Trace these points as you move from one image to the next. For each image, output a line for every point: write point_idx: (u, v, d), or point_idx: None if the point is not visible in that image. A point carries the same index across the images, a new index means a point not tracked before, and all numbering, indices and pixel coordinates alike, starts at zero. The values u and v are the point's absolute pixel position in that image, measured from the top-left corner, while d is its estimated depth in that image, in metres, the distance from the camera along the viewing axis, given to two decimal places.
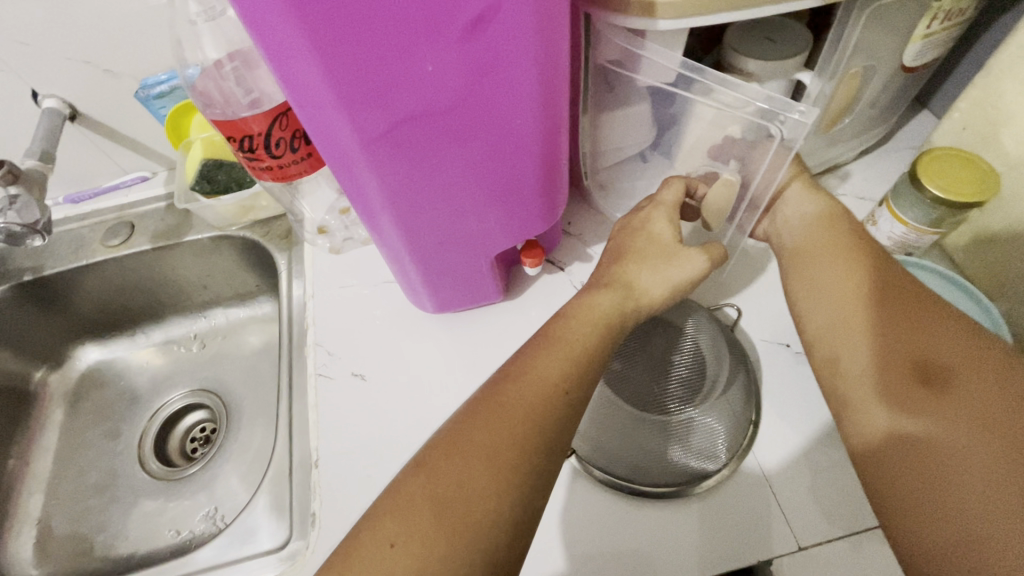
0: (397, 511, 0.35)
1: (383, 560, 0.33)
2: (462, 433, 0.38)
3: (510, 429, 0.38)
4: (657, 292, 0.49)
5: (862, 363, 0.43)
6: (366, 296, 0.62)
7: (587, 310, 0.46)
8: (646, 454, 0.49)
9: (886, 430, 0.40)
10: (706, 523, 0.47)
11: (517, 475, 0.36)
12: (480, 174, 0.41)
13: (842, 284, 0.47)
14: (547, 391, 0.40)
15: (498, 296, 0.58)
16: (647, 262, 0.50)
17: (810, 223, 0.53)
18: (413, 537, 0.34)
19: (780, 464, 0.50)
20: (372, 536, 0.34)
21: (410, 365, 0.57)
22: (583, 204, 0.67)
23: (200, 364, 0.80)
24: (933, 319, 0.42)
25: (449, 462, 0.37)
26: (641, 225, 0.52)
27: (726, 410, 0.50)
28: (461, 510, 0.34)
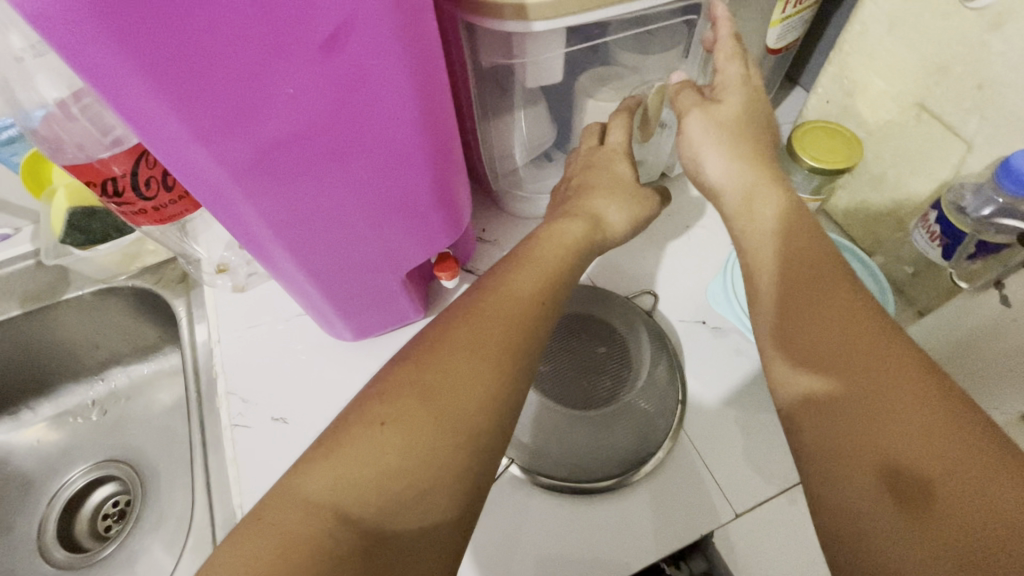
0: (385, 396, 0.35)
1: (372, 440, 0.33)
2: (446, 332, 0.38)
3: (494, 328, 0.38)
4: (621, 222, 0.50)
5: (822, 457, 0.33)
6: (278, 333, 0.58)
7: (554, 235, 0.46)
8: (585, 453, 0.49)
9: (808, 410, 0.35)
10: (649, 510, 0.48)
11: (503, 376, 0.36)
12: (370, 192, 0.39)
13: (794, 340, 0.37)
14: (524, 299, 0.40)
15: (418, 315, 0.56)
16: (612, 194, 0.50)
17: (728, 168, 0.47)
18: (402, 417, 0.33)
19: (711, 438, 0.51)
20: (360, 417, 0.34)
21: (334, 400, 0.54)
22: (493, 208, 0.66)
23: (103, 433, 0.72)
24: (904, 396, 0.31)
25: (436, 357, 0.36)
26: (602, 162, 0.52)
27: (654, 394, 0.51)
28: (448, 395, 0.35)
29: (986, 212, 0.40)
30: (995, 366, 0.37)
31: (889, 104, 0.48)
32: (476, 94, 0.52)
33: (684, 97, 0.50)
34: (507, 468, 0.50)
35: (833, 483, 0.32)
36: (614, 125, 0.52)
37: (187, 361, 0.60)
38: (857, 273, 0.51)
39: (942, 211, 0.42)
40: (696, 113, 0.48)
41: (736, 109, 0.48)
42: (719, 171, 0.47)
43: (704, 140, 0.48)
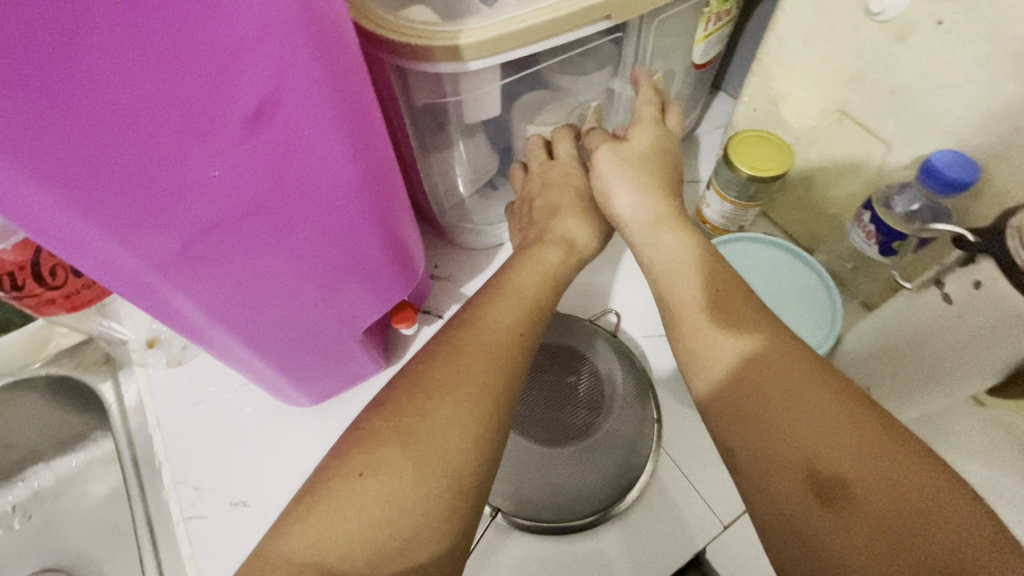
0: (362, 446, 0.33)
1: (351, 492, 0.31)
2: (424, 373, 0.36)
3: (476, 364, 0.36)
4: (589, 242, 0.50)
5: (752, 452, 0.33)
6: (226, 407, 0.53)
7: (530, 262, 0.45)
8: (571, 488, 0.48)
9: (737, 407, 0.34)
10: (639, 534, 0.48)
11: (489, 414, 0.35)
12: (317, 259, 0.37)
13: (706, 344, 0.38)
14: (501, 333, 0.39)
15: (381, 366, 0.53)
16: (575, 210, 0.50)
17: (637, 201, 0.47)
18: (382, 467, 0.32)
19: (688, 451, 0.52)
20: (337, 472, 0.32)
21: (299, 473, 0.50)
22: (444, 242, 0.64)
23: (30, 542, 0.64)
24: (820, 389, 0.32)
25: (417, 400, 0.34)
26: (556, 176, 0.51)
27: (630, 415, 0.51)
28: (426, 439, 0.33)
29: (914, 207, 0.43)
30: (941, 355, 0.40)
31: (811, 111, 0.51)
32: (413, 133, 0.50)
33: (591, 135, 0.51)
34: (492, 516, 0.48)
35: (764, 476, 0.32)
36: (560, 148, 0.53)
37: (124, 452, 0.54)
38: (803, 272, 0.53)
39: (874, 211, 0.44)
40: (606, 148, 0.49)
41: (643, 146, 0.49)
42: (632, 202, 0.47)
43: (615, 169, 0.48)
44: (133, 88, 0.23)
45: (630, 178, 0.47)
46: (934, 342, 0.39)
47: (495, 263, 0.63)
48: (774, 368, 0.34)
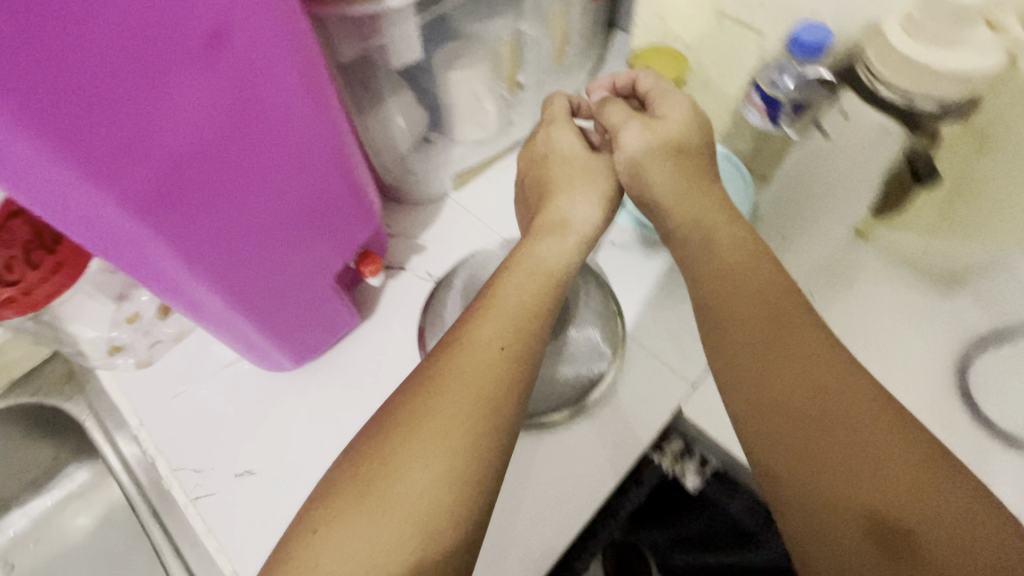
0: (324, 498, 0.34)
1: (312, 546, 0.33)
2: (399, 416, 0.37)
3: (454, 407, 0.37)
4: (593, 219, 0.51)
5: (791, 471, 0.35)
6: (209, 391, 0.54)
7: (523, 262, 0.47)
8: (549, 383, 0.53)
9: (765, 419, 0.37)
10: (622, 410, 0.53)
11: (467, 450, 0.36)
12: (279, 204, 0.39)
13: (733, 319, 0.40)
14: (482, 364, 0.39)
15: (355, 319, 0.55)
16: (573, 191, 0.52)
17: (659, 180, 0.49)
18: (337, 521, 0.33)
19: (650, 332, 0.56)
20: (303, 524, 0.34)
21: (298, 433, 0.52)
22: (392, 203, 0.66)
23: None
24: (868, 421, 0.34)
25: (386, 438, 0.36)
26: (554, 155, 0.54)
27: (592, 313, 0.56)
28: (393, 495, 0.34)
29: (791, 84, 0.45)
30: None
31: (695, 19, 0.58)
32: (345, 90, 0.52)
33: (611, 113, 0.52)
34: None
35: (804, 498, 0.34)
36: (560, 129, 0.55)
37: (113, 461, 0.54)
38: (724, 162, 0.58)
39: (760, 90, 0.48)
40: (635, 125, 0.50)
41: (674, 126, 0.50)
42: (660, 184, 0.48)
43: (634, 148, 0.50)
44: (96, 18, 0.25)
45: (653, 156, 0.49)
46: None
47: (443, 213, 0.65)
48: (822, 403, 0.35)
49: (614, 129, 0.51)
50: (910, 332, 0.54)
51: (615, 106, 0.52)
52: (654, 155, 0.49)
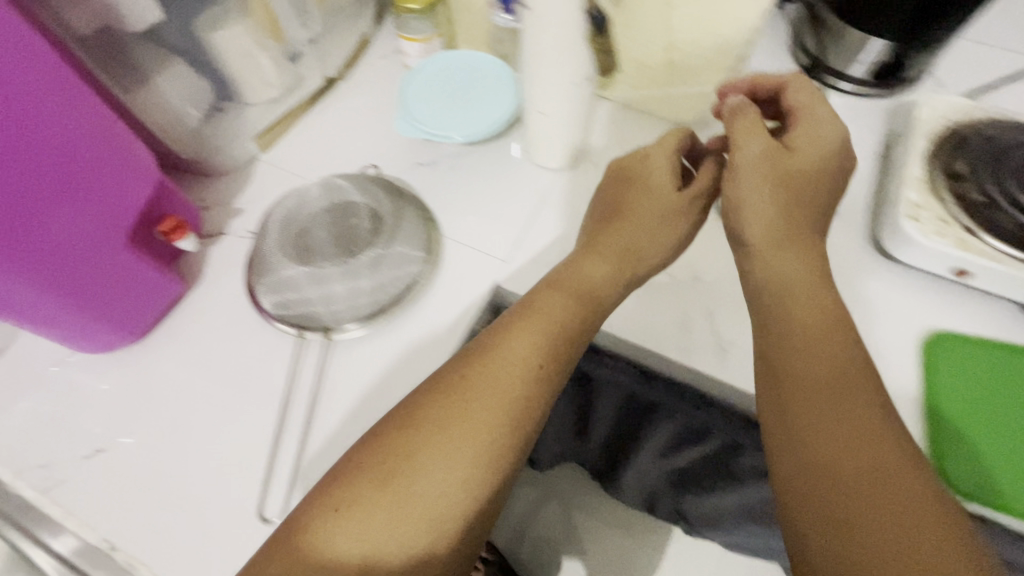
0: (344, 483, 0.40)
1: (331, 523, 0.39)
2: (431, 413, 0.43)
3: (481, 411, 0.42)
4: (664, 248, 0.53)
5: (802, 458, 0.39)
6: (40, 392, 0.53)
7: (563, 285, 0.50)
8: (375, 287, 0.56)
9: (786, 391, 0.42)
10: (449, 297, 0.58)
11: (481, 462, 0.41)
12: (20, 165, 0.41)
13: (801, 322, 0.44)
14: (514, 373, 0.44)
15: (180, 285, 0.57)
16: (654, 234, 0.52)
17: (772, 215, 0.48)
18: (355, 506, 0.39)
19: (464, 229, 0.62)
20: (322, 504, 0.40)
21: (143, 404, 0.52)
22: (204, 178, 0.67)
23: None
24: (903, 485, 0.36)
25: (414, 434, 0.42)
26: (640, 175, 0.54)
27: (404, 221, 0.60)
28: (409, 486, 0.40)
29: None
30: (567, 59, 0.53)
31: None
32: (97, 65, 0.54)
33: (737, 122, 0.51)
34: (322, 343, 0.54)
35: (799, 483, 0.38)
36: (657, 156, 0.54)
37: None
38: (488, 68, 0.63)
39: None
40: (757, 142, 0.49)
41: (806, 161, 0.50)
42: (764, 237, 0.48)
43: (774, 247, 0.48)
44: None
45: (763, 184, 0.49)
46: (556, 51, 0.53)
47: (256, 175, 0.67)
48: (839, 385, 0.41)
49: (738, 148, 0.50)
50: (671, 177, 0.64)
51: (745, 116, 0.50)
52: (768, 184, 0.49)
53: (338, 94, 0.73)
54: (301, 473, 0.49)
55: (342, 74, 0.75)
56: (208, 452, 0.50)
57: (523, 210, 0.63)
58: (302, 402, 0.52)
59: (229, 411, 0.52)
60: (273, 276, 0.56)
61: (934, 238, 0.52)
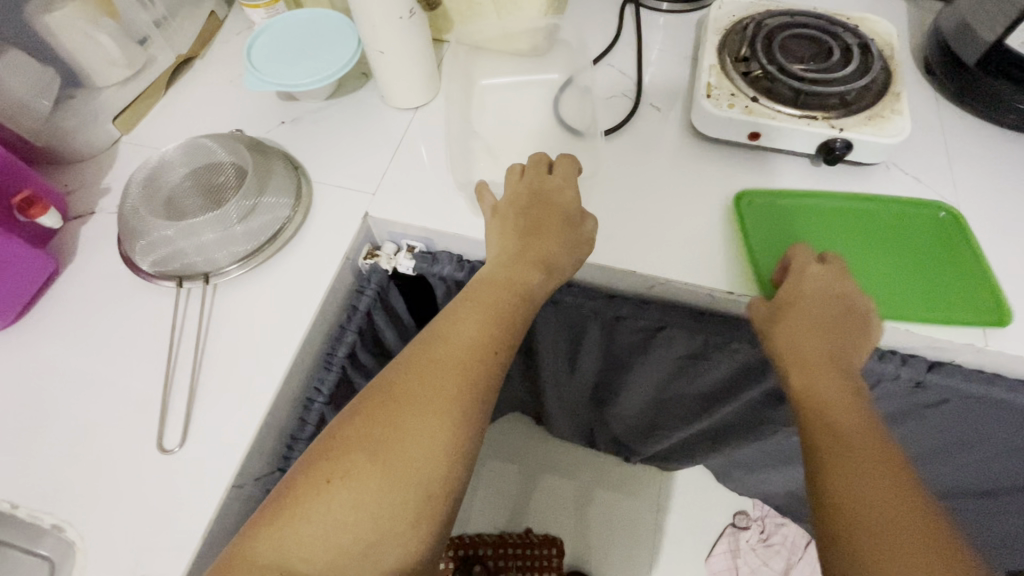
0: (334, 458, 0.43)
1: (324, 495, 0.42)
2: (401, 388, 0.46)
3: (446, 384, 0.46)
4: (572, 259, 0.56)
5: (819, 451, 0.44)
6: None
7: (512, 279, 0.53)
8: (247, 230, 0.59)
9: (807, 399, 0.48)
10: (325, 231, 0.62)
11: (451, 433, 0.45)
12: None
13: (816, 361, 0.49)
14: (471, 348, 0.48)
15: (51, 261, 0.58)
16: (558, 235, 0.56)
17: (820, 342, 0.50)
18: (346, 476, 0.43)
19: (332, 173, 0.66)
20: (311, 478, 0.43)
21: (31, 377, 0.53)
22: (64, 166, 0.67)
23: None
24: (885, 468, 0.41)
25: (392, 408, 0.45)
26: (544, 187, 0.58)
27: (270, 167, 0.64)
28: (394, 458, 0.43)
29: None
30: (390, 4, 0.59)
31: None
32: None
33: (797, 263, 0.55)
34: (207, 287, 0.58)
35: (823, 471, 0.43)
36: (562, 174, 0.59)
37: None
38: (329, 19, 0.68)
39: None
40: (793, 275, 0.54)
41: (823, 286, 0.53)
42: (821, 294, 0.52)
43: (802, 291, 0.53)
44: None
45: (798, 314, 0.52)
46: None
47: (120, 155, 0.68)
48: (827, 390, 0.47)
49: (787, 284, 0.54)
50: (520, 103, 0.71)
51: (802, 266, 0.54)
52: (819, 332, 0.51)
53: (195, 71, 0.75)
54: (197, 405, 0.52)
55: (197, 51, 0.76)
56: (103, 405, 0.51)
57: (385, 148, 0.68)
58: (191, 345, 0.55)
59: (121, 365, 0.54)
60: (144, 237, 0.57)
61: (730, 111, 0.62)
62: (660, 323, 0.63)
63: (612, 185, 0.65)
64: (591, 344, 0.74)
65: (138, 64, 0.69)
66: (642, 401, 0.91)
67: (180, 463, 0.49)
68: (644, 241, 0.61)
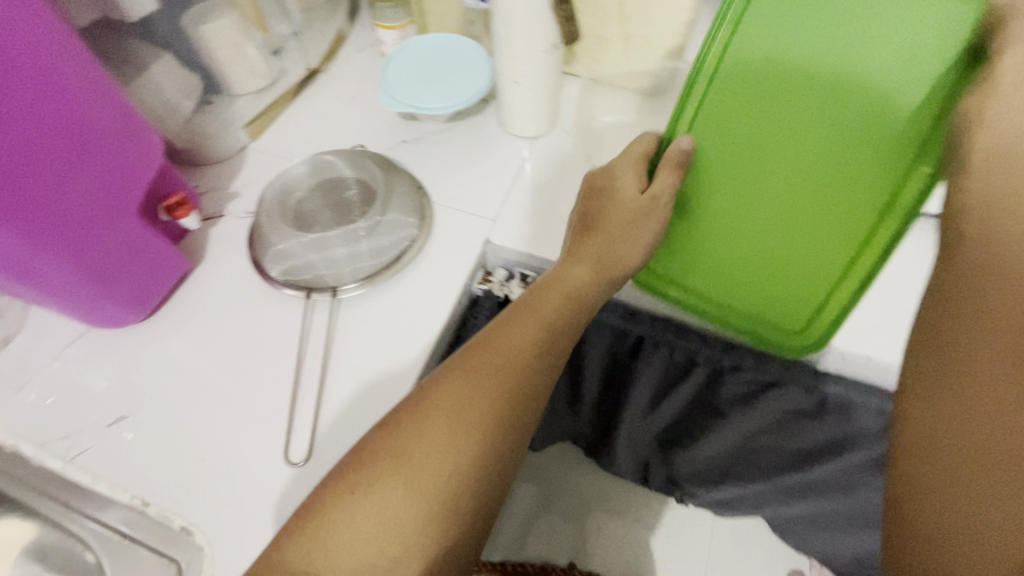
0: (360, 466, 0.42)
1: (351, 504, 0.41)
2: (432, 398, 0.45)
3: (476, 393, 0.45)
4: (633, 257, 0.54)
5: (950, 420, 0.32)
6: (57, 375, 0.55)
7: (555, 285, 0.52)
8: (372, 248, 0.60)
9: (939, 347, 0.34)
10: (444, 254, 0.63)
11: (480, 446, 0.44)
12: (47, 139, 0.44)
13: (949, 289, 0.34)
14: (507, 358, 0.47)
15: (185, 262, 0.59)
16: (617, 228, 0.54)
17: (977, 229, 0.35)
18: (375, 484, 0.41)
19: (451, 195, 0.67)
20: (339, 484, 0.42)
21: (162, 375, 0.55)
22: (195, 166, 0.69)
23: None
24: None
25: (422, 419, 0.44)
26: (605, 178, 0.56)
27: (395, 186, 0.64)
28: (420, 466, 0.42)
29: None
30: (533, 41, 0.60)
31: None
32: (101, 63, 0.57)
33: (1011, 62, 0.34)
34: (330, 302, 0.59)
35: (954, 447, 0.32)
36: (626, 161, 0.55)
37: None
38: (463, 47, 0.69)
39: None
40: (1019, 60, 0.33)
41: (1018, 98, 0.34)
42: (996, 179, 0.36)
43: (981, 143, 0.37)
44: None
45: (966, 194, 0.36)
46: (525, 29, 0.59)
47: (246, 160, 0.70)
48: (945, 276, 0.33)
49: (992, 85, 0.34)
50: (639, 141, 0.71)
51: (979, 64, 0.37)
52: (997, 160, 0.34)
53: (320, 84, 0.77)
54: (320, 420, 0.52)
55: (322, 65, 0.78)
56: (230, 411, 0.52)
57: (503, 175, 0.69)
58: (315, 359, 0.55)
59: (248, 374, 0.54)
60: (276, 245, 0.59)
61: None
62: (775, 379, 0.61)
63: None
64: (679, 398, 0.72)
65: (274, 76, 0.71)
66: (716, 450, 0.87)
67: (303, 478, 0.49)
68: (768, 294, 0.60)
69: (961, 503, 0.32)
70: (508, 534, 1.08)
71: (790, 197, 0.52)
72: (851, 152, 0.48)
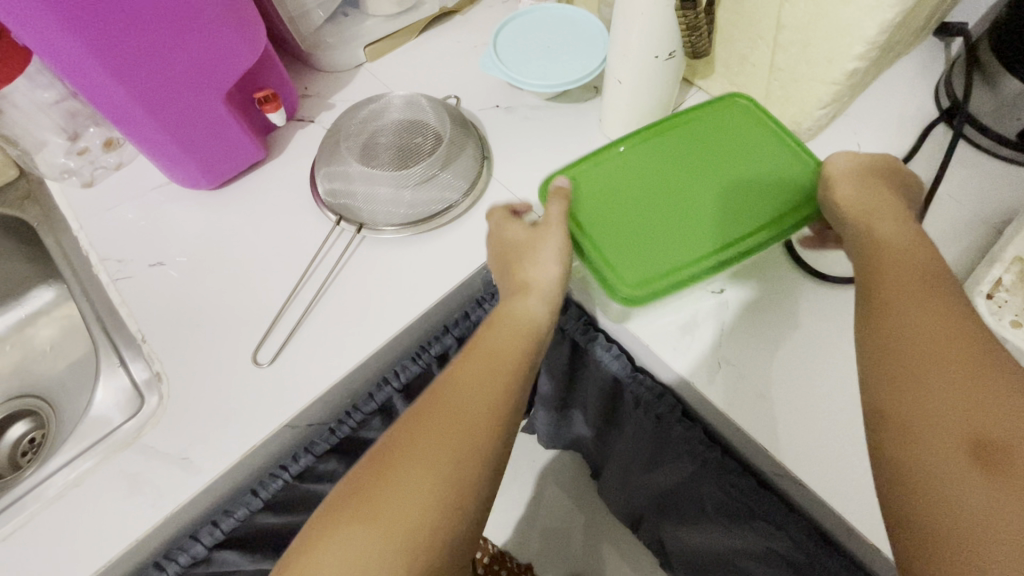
0: (341, 500, 0.38)
1: (331, 545, 0.36)
2: (407, 432, 0.41)
3: (453, 423, 0.41)
4: (557, 269, 0.50)
5: (900, 412, 0.34)
6: (135, 208, 0.64)
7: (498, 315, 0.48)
8: (412, 199, 0.59)
9: (877, 366, 0.37)
10: (476, 231, 0.61)
11: (470, 472, 0.39)
12: (162, 13, 0.49)
13: (896, 311, 0.38)
14: (490, 393, 0.42)
15: (262, 151, 0.65)
16: (529, 251, 0.50)
17: (900, 275, 0.40)
18: (357, 517, 0.37)
19: (512, 176, 0.64)
20: (323, 524, 0.37)
21: (204, 242, 0.62)
22: (312, 69, 0.74)
23: (10, 374, 0.75)
24: (992, 397, 0.32)
25: (399, 451, 0.40)
26: (498, 233, 0.55)
27: (463, 148, 0.62)
28: (400, 496, 0.37)
29: None
30: (650, 45, 0.53)
31: None
32: None
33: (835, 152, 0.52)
34: (358, 234, 0.61)
35: (922, 432, 0.33)
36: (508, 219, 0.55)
37: (70, 259, 0.67)
38: (591, 28, 0.64)
39: None
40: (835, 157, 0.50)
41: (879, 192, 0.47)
42: (867, 189, 0.47)
43: (844, 192, 0.48)
44: None
45: (915, 253, 0.41)
46: (643, 31, 0.52)
47: (355, 79, 0.73)
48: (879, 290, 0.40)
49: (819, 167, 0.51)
50: None
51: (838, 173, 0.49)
52: (909, 254, 0.41)
53: (450, 26, 0.77)
54: (296, 337, 0.55)
55: (460, 7, 0.77)
56: (234, 296, 0.58)
57: None
58: (320, 281, 0.58)
59: (263, 270, 0.59)
60: (331, 163, 0.62)
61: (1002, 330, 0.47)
62: (747, 511, 0.54)
63: (790, 334, 0.53)
64: (665, 475, 0.65)
65: (407, 6, 0.72)
66: (683, 560, 0.76)
67: (259, 380, 0.53)
68: (793, 419, 0.50)
69: (946, 451, 0.31)
70: (518, 532, 0.99)
71: (664, 179, 0.54)
72: (719, 165, 0.54)
